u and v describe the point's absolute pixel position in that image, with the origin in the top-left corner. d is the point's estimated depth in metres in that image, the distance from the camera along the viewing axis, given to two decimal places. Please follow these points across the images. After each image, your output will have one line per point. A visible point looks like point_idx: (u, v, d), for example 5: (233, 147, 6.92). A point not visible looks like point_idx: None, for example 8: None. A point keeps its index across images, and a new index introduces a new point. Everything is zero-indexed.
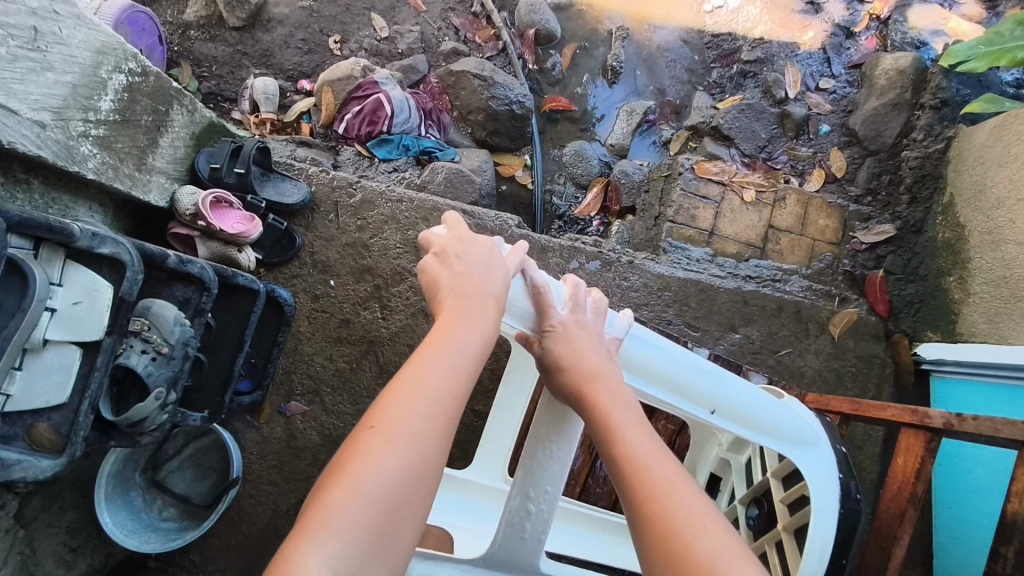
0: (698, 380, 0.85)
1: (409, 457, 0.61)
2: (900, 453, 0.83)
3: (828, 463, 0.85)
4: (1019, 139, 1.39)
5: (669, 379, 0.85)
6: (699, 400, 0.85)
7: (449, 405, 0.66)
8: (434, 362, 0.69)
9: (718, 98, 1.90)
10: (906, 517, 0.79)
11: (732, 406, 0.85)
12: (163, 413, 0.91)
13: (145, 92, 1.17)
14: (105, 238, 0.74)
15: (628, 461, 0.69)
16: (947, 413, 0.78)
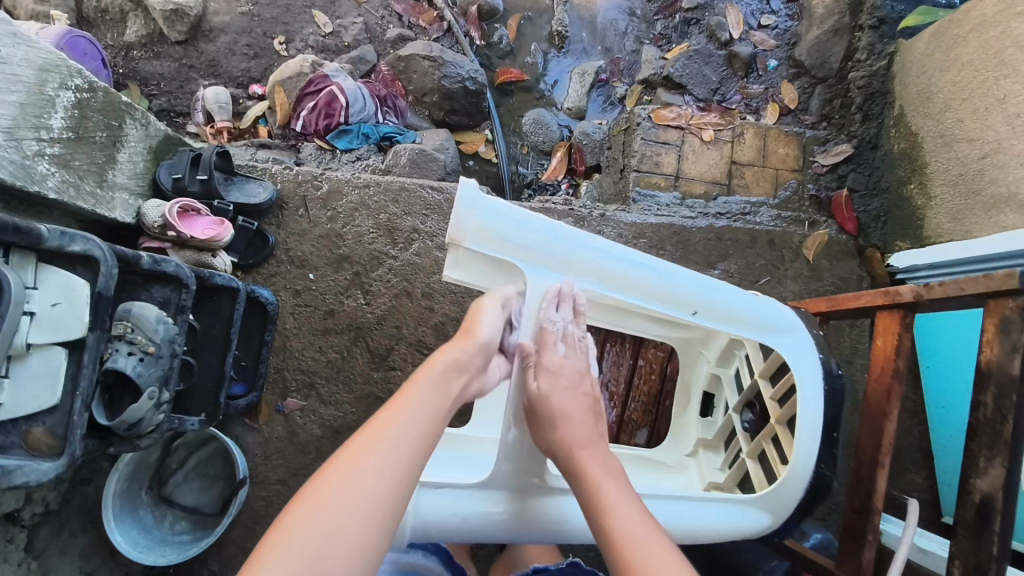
0: (676, 282, 0.87)
1: (394, 467, 0.66)
2: (879, 335, 0.86)
3: (808, 349, 0.87)
4: (958, 42, 1.44)
5: (648, 286, 0.87)
6: (679, 303, 0.88)
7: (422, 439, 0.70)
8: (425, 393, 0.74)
9: (665, 49, 1.92)
10: (893, 392, 0.82)
11: (710, 304, 0.88)
12: (158, 413, 0.92)
13: (96, 108, 1.15)
14: (74, 235, 0.73)
15: (617, 538, 0.68)
16: (915, 287, 0.80)
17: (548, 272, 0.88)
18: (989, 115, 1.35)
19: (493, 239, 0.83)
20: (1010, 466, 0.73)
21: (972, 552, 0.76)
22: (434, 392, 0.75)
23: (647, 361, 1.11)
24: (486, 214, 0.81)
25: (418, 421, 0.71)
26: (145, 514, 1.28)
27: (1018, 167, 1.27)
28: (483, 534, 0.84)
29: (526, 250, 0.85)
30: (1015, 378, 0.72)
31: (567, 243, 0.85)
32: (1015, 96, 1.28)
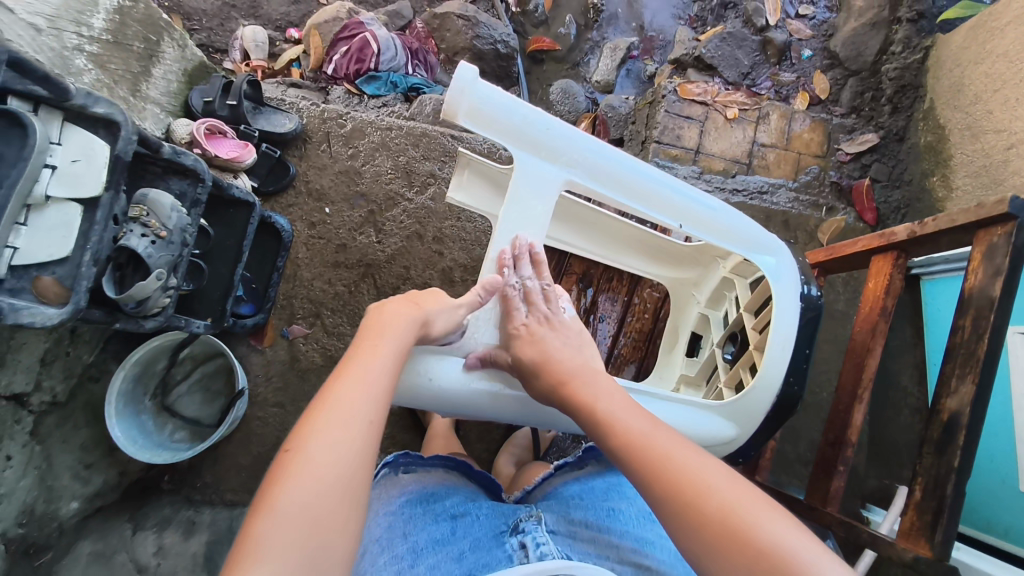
0: (669, 195, 0.83)
1: (351, 450, 0.60)
2: (872, 277, 0.89)
3: (789, 268, 0.87)
4: (994, 35, 1.43)
5: (643, 195, 0.82)
6: (669, 211, 0.84)
7: (372, 413, 0.64)
8: (374, 359, 0.69)
9: (700, 32, 1.92)
10: (879, 329, 0.85)
11: (698, 214, 0.85)
12: (165, 296, 0.96)
13: (135, 18, 1.22)
14: (98, 98, 0.76)
15: (630, 441, 0.67)
16: (910, 225, 0.82)
17: (540, 168, 0.80)
18: (1018, 106, 1.33)
19: (488, 121, 0.74)
20: (981, 383, 0.72)
21: (935, 467, 0.75)
22: (390, 353, 0.70)
23: (641, 300, 1.12)
24: (482, 94, 0.73)
25: (372, 395, 0.65)
26: (147, 419, 1.31)
27: None
28: (478, 411, 0.85)
29: (526, 139, 0.77)
30: (994, 300, 0.72)
31: (566, 141, 0.79)
32: None
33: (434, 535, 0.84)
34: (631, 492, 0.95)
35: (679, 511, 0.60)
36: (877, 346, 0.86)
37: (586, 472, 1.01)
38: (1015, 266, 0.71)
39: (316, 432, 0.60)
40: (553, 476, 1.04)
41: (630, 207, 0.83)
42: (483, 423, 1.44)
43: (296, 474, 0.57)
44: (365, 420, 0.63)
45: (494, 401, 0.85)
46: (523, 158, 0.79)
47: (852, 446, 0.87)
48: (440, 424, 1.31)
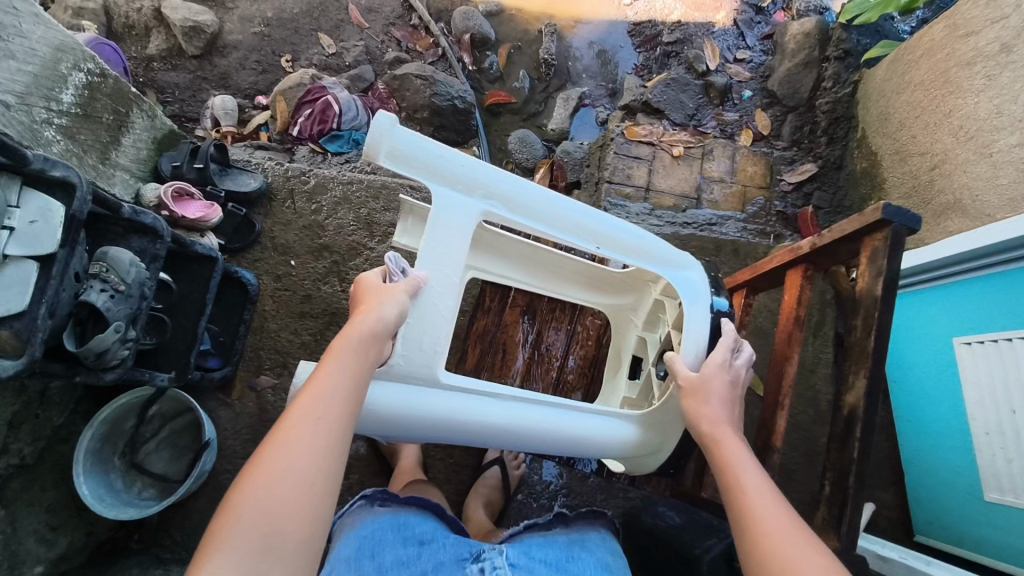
0: (585, 220, 0.90)
1: (309, 454, 0.66)
2: (787, 290, 0.94)
3: (699, 281, 0.95)
4: (911, 66, 1.54)
5: (559, 222, 0.89)
6: (585, 235, 0.90)
7: (336, 419, 0.70)
8: (344, 363, 0.73)
9: (647, 79, 2.03)
10: (793, 337, 0.90)
11: (613, 237, 0.91)
12: (123, 348, 1.00)
13: (104, 92, 1.29)
14: (56, 162, 0.82)
15: (747, 505, 0.73)
16: (811, 239, 0.89)
17: (459, 205, 0.85)
18: (937, 129, 1.43)
19: (405, 160, 0.80)
20: (872, 377, 0.76)
21: (841, 462, 0.79)
22: (357, 359, 0.75)
23: (584, 328, 1.17)
24: (399, 137, 0.79)
25: (338, 403, 0.71)
26: (115, 478, 1.33)
27: (963, 173, 1.35)
28: (418, 432, 0.85)
29: (443, 176, 0.83)
30: (878, 299, 0.77)
31: (482, 179, 0.85)
32: (959, 109, 1.37)
33: (399, 556, 0.88)
34: (592, 545, 0.99)
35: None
36: (794, 353, 0.91)
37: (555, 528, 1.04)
38: (895, 266, 0.77)
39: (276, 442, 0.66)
40: (520, 532, 1.05)
41: (546, 233, 0.89)
42: (451, 464, 1.46)
43: (256, 483, 0.63)
44: (318, 427, 0.68)
45: (442, 421, 0.84)
46: (443, 198, 0.84)
47: (777, 451, 0.90)
48: (405, 464, 1.33)
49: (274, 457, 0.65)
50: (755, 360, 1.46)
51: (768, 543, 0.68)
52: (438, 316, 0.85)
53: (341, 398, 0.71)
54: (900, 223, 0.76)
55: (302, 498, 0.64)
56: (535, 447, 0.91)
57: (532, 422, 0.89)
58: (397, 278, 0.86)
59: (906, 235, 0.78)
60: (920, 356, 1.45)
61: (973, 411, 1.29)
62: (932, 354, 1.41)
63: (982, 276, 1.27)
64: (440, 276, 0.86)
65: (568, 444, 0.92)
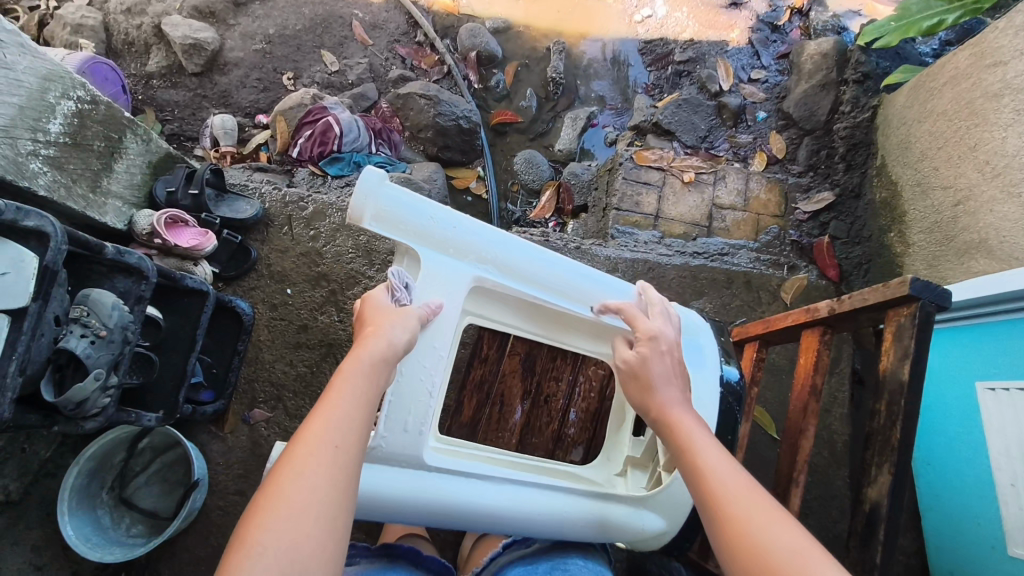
0: (564, 272, 0.97)
1: (322, 478, 0.64)
2: (802, 352, 0.89)
3: (708, 349, 0.99)
4: (933, 94, 1.47)
5: (534, 272, 0.96)
6: (572, 292, 0.98)
7: (349, 438, 0.68)
8: (353, 384, 0.72)
9: (657, 98, 1.97)
10: (809, 409, 0.85)
11: (601, 295, 0.98)
12: (104, 396, 0.96)
13: (95, 119, 1.25)
14: (29, 211, 0.79)
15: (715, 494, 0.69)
16: (828, 302, 0.83)
17: (444, 259, 0.92)
18: (961, 163, 1.37)
19: (392, 221, 0.88)
20: (897, 471, 0.71)
21: (859, 561, 0.74)
22: (364, 381, 0.74)
23: (586, 378, 1.15)
24: (384, 197, 0.88)
25: (348, 422, 0.69)
26: (102, 515, 1.28)
27: (988, 213, 1.29)
28: (406, 517, 0.87)
29: (426, 230, 0.90)
30: (903, 383, 0.72)
31: (463, 233, 0.92)
32: (984, 144, 1.30)
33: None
34: (574, 568, 0.93)
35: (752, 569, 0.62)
36: (809, 426, 0.85)
37: (533, 552, 0.98)
38: (922, 348, 0.71)
39: (289, 466, 0.64)
40: (502, 554, 1.00)
41: (536, 289, 0.97)
42: None
43: (270, 513, 0.60)
44: (331, 446, 0.66)
45: (428, 507, 0.87)
46: (427, 253, 0.91)
47: None
48: None
49: (293, 487, 0.62)
50: (768, 400, 1.40)
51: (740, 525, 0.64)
52: (424, 394, 0.88)
53: (357, 423, 0.70)
54: (928, 300, 0.71)
55: (327, 533, 0.61)
56: (530, 532, 0.91)
57: (521, 504, 0.90)
58: (401, 294, 0.87)
59: (932, 311, 0.73)
60: (943, 401, 1.39)
61: (997, 461, 1.22)
62: (954, 399, 1.35)
63: (1008, 322, 1.21)
64: (436, 331, 0.90)
65: (566, 526, 0.92)
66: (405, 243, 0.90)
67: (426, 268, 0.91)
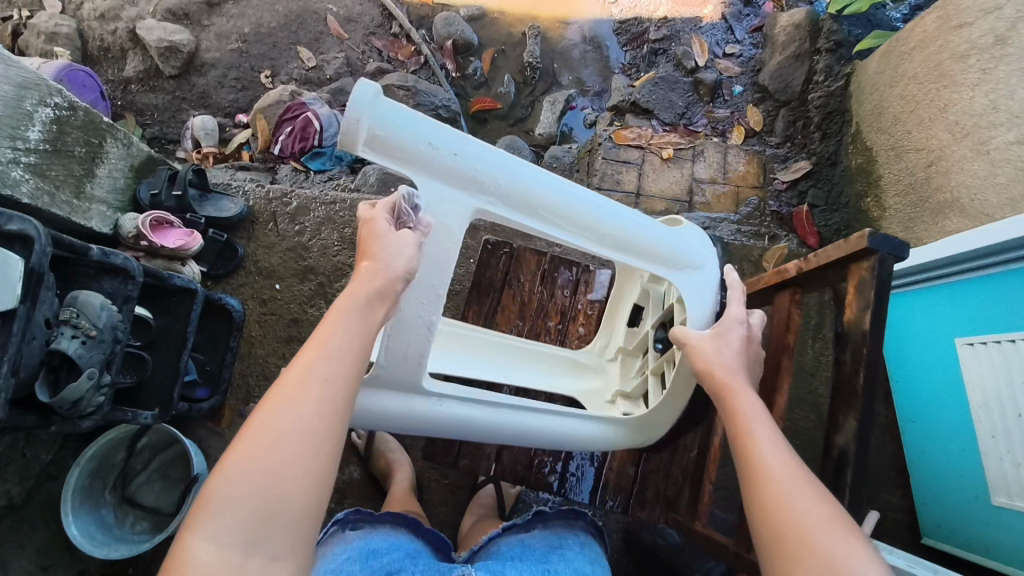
0: (582, 205, 0.86)
1: (311, 416, 0.63)
2: (775, 314, 0.92)
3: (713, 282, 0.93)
4: (904, 59, 1.49)
5: (559, 207, 0.85)
6: (589, 228, 0.86)
7: (342, 375, 0.67)
8: (343, 321, 0.72)
9: (634, 78, 1.99)
10: (783, 366, 0.88)
11: (621, 232, 0.88)
12: (98, 394, 0.98)
13: (74, 125, 1.27)
14: (12, 216, 0.81)
15: (758, 463, 0.69)
16: (796, 261, 0.87)
17: (444, 187, 0.81)
18: (933, 125, 1.39)
19: (382, 139, 0.76)
20: (862, 418, 0.74)
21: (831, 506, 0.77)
22: (355, 317, 0.72)
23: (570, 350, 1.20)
24: (379, 110, 0.75)
25: (340, 360, 0.68)
26: (107, 513, 1.31)
27: (960, 171, 1.31)
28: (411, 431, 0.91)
29: (431, 149, 0.78)
30: (866, 332, 0.74)
31: (468, 157, 0.80)
32: (954, 104, 1.33)
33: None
34: (570, 555, 0.99)
35: (779, 535, 0.63)
36: (784, 383, 0.88)
37: (530, 536, 1.06)
38: (883, 298, 0.74)
39: (278, 398, 0.63)
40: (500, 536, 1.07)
41: (549, 226, 0.86)
42: (448, 485, 1.42)
43: (251, 444, 0.60)
44: (319, 380, 0.66)
45: (434, 424, 0.91)
46: (426, 180, 0.80)
47: None
48: (398, 489, 1.29)
49: (277, 417, 0.62)
50: None
51: (774, 494, 0.65)
52: (424, 328, 0.83)
53: (348, 360, 0.69)
54: (886, 251, 0.73)
55: (298, 458, 0.61)
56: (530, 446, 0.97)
57: (520, 423, 0.95)
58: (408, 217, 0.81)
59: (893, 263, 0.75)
60: (924, 358, 1.42)
61: (977, 414, 1.26)
62: (932, 356, 1.39)
63: (982, 277, 1.23)
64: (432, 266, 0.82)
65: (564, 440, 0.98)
66: (397, 169, 0.79)
67: (426, 195, 0.81)
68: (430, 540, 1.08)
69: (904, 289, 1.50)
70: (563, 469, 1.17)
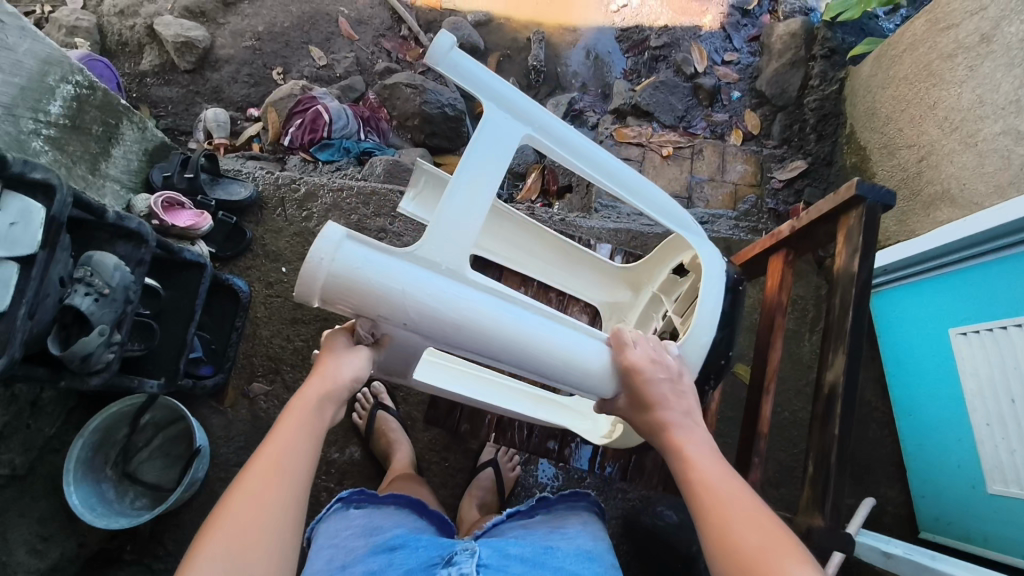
0: (542, 329, 0.85)
1: (274, 513, 0.69)
2: (769, 276, 0.96)
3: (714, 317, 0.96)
4: (896, 61, 1.54)
5: (517, 348, 0.83)
6: (548, 358, 0.85)
7: (301, 472, 0.73)
8: (299, 421, 0.77)
9: (635, 83, 2.04)
10: (775, 324, 0.91)
11: (580, 355, 0.87)
12: (108, 351, 1.00)
13: (93, 104, 1.31)
14: (36, 165, 0.84)
15: (699, 485, 0.76)
16: (789, 221, 0.91)
17: (406, 317, 0.80)
18: (923, 122, 1.43)
19: (348, 274, 0.76)
20: (851, 359, 0.77)
21: (821, 446, 0.80)
22: (312, 419, 0.79)
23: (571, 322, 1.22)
24: (346, 256, 0.76)
25: (300, 458, 0.74)
26: (107, 488, 1.31)
27: (950, 164, 1.35)
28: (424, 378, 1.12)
29: (388, 316, 0.80)
30: (854, 276, 0.77)
31: (430, 285, 0.79)
32: (943, 101, 1.37)
33: (369, 568, 0.90)
34: (571, 532, 1.00)
35: (724, 546, 0.69)
36: (776, 340, 0.91)
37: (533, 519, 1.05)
38: (870, 245, 0.77)
39: (244, 496, 0.69)
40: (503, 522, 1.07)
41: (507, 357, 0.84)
42: (447, 468, 1.42)
43: (223, 543, 0.65)
44: (282, 477, 0.72)
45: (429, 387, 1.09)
46: (389, 311, 0.79)
47: (762, 436, 0.90)
48: (399, 465, 1.30)
49: (245, 515, 0.67)
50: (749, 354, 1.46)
51: (719, 508, 0.72)
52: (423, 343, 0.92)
53: (305, 456, 0.75)
54: (873, 200, 0.77)
55: (265, 561, 0.66)
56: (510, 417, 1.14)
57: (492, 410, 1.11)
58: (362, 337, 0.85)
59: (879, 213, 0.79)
60: (918, 350, 1.44)
61: (973, 403, 1.27)
62: (926, 347, 1.41)
63: (973, 267, 1.26)
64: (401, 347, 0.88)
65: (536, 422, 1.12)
66: (361, 302, 0.78)
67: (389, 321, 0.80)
68: (433, 521, 1.09)
69: (892, 285, 1.53)
70: (561, 439, 1.18)
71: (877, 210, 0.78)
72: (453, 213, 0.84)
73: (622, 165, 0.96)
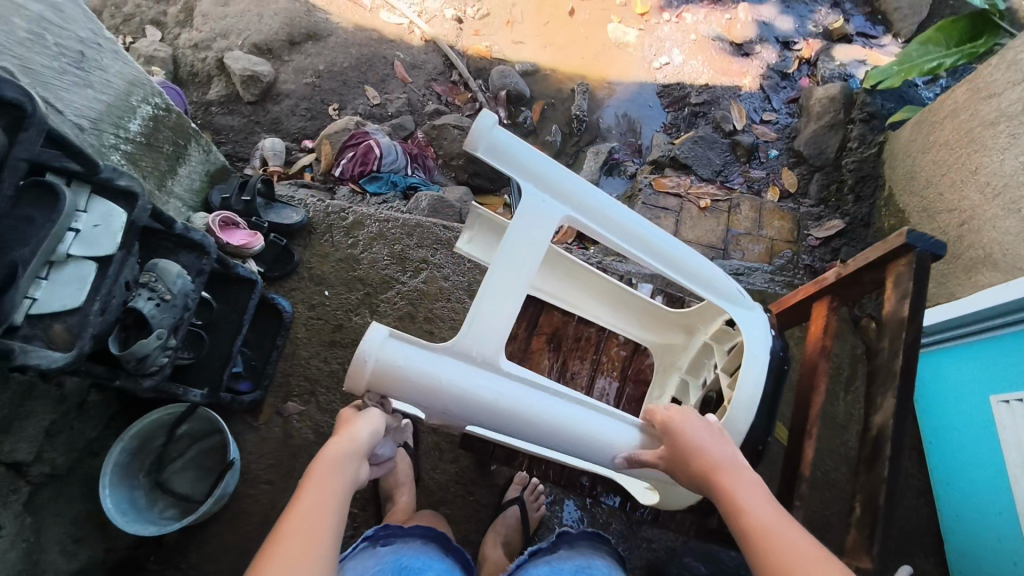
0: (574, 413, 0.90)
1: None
2: (813, 321, 0.98)
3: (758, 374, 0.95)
4: (936, 128, 1.57)
5: (550, 431, 0.88)
6: (578, 441, 0.90)
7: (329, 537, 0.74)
8: (324, 486, 0.77)
9: (674, 136, 2.10)
10: (819, 369, 0.92)
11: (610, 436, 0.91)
12: (163, 354, 1.04)
13: (167, 125, 1.40)
14: (122, 172, 0.89)
15: (759, 536, 0.74)
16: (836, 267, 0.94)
17: (446, 406, 0.85)
18: (963, 186, 1.45)
19: (393, 369, 0.81)
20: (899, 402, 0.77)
21: (869, 489, 0.80)
22: (338, 484, 0.78)
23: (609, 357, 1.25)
24: (391, 351, 0.81)
25: (328, 525, 0.75)
26: (139, 495, 1.32)
27: (992, 229, 1.36)
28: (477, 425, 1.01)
29: (427, 405, 0.85)
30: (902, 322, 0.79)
31: (469, 377, 0.84)
32: (985, 167, 1.39)
33: None
34: None
35: None
36: (820, 384, 0.91)
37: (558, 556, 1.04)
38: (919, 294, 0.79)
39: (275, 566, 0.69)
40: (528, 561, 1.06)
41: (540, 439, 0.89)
42: (471, 503, 1.41)
43: None
44: (313, 545, 0.72)
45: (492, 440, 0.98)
46: (431, 401, 0.84)
47: (804, 482, 0.90)
48: None
49: None
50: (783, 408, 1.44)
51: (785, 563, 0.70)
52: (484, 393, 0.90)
53: (332, 521, 0.75)
54: (922, 249, 0.81)
55: None
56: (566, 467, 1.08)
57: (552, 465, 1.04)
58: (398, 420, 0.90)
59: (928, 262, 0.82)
60: (957, 416, 1.41)
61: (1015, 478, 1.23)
62: (965, 414, 1.38)
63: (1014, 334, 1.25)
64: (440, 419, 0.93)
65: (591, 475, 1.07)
66: (406, 393, 0.83)
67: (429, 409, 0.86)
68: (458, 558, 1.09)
69: (930, 348, 1.52)
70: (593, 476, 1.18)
71: (927, 258, 0.81)
72: (491, 299, 0.86)
73: (661, 235, 0.97)
